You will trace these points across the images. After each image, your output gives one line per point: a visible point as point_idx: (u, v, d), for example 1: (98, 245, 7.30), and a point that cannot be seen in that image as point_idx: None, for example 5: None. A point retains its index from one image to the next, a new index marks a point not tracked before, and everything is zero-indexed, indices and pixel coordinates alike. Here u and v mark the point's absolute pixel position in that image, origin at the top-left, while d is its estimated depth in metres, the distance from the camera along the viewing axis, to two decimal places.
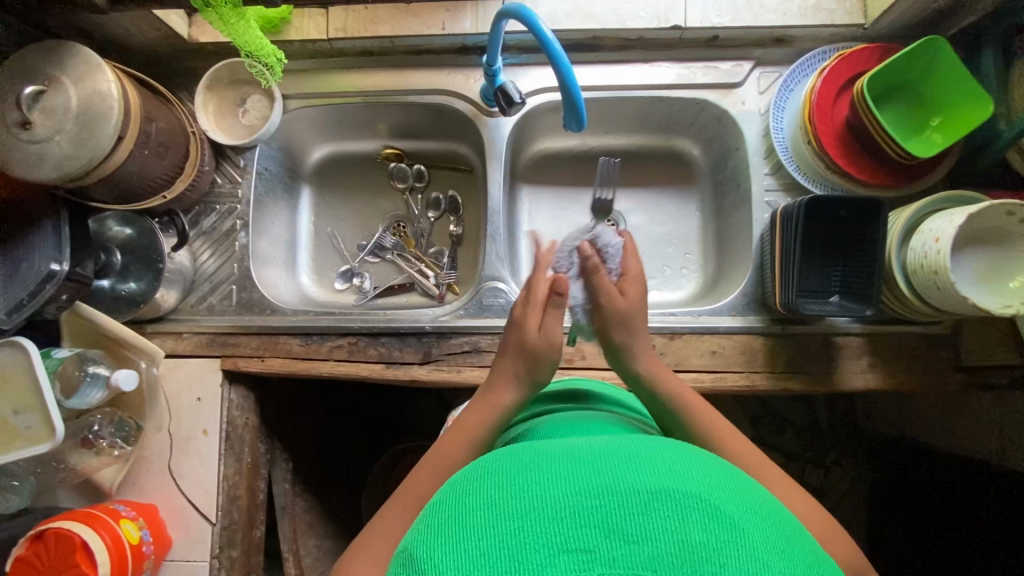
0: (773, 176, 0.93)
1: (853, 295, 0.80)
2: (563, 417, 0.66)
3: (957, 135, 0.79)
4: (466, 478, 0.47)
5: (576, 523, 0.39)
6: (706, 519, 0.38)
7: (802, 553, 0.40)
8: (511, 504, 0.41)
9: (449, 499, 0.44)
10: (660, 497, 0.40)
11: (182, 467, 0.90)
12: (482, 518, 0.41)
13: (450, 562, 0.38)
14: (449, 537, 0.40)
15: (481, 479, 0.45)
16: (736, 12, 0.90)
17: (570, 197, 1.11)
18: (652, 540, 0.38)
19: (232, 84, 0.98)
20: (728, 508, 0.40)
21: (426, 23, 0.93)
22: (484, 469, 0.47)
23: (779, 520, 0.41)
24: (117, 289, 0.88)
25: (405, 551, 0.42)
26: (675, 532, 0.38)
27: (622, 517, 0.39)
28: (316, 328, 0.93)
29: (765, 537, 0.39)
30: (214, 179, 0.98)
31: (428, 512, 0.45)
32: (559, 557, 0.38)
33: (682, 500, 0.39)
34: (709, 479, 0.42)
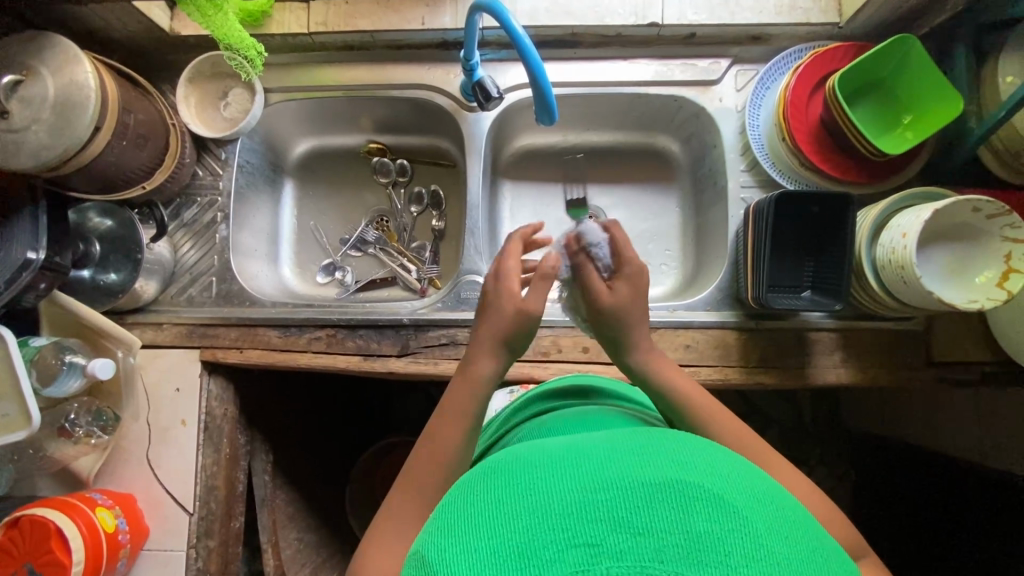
0: (749, 173, 0.93)
1: (824, 289, 0.81)
2: (547, 419, 0.66)
3: (929, 131, 0.80)
4: (474, 480, 0.47)
5: (583, 518, 0.39)
6: (710, 509, 0.39)
7: (807, 539, 0.40)
8: (520, 504, 0.41)
9: (458, 500, 0.45)
10: (663, 487, 0.40)
11: (160, 456, 0.91)
12: (491, 519, 0.41)
13: (462, 563, 0.38)
14: (460, 539, 0.40)
15: (489, 480, 0.46)
16: (712, 9, 0.90)
17: (552, 194, 1.12)
18: (657, 531, 0.38)
19: (213, 77, 0.98)
20: (731, 497, 0.40)
21: (406, 18, 0.94)
22: (491, 470, 0.48)
23: (782, 507, 0.42)
24: (97, 279, 0.89)
25: (417, 554, 0.43)
26: (678, 521, 0.38)
27: (627, 509, 0.39)
28: (295, 320, 0.93)
29: (768, 524, 0.39)
30: (194, 171, 0.99)
31: (438, 514, 0.45)
32: (568, 552, 0.38)
33: (685, 490, 0.40)
34: (711, 468, 0.43)
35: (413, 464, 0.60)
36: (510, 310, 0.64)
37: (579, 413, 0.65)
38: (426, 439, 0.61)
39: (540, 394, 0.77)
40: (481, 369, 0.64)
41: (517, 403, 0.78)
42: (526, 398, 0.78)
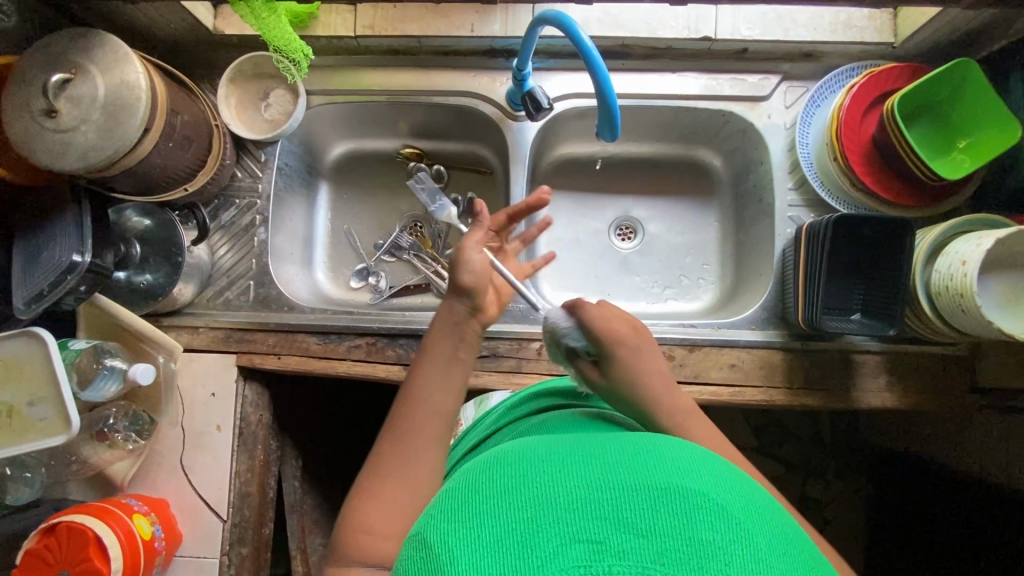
0: (796, 191, 0.93)
1: (875, 313, 0.81)
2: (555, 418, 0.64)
3: (985, 158, 0.80)
4: (479, 471, 0.46)
5: (587, 514, 0.38)
6: (713, 519, 0.37)
7: (805, 559, 0.39)
8: (525, 494, 0.40)
9: (462, 490, 0.44)
10: (669, 493, 0.39)
11: (195, 462, 0.89)
12: (493, 505, 0.40)
13: (463, 547, 0.38)
14: (462, 523, 0.40)
15: (495, 470, 0.45)
16: (767, 25, 0.90)
17: (591, 205, 1.11)
18: (660, 534, 0.37)
19: (255, 77, 0.97)
20: (735, 510, 0.39)
21: (456, 25, 0.93)
22: (495, 462, 0.47)
23: (785, 528, 0.41)
24: (133, 280, 0.88)
25: (417, 536, 0.42)
26: (683, 526, 0.37)
27: (632, 509, 0.38)
28: (333, 327, 0.92)
29: (768, 539, 0.38)
30: (234, 172, 0.97)
31: (442, 500, 0.45)
32: (570, 547, 0.36)
33: (691, 497, 0.39)
34: (718, 480, 0.42)
35: (393, 416, 0.62)
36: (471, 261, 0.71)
37: (585, 415, 0.64)
38: (405, 390, 0.64)
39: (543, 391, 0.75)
40: (450, 309, 0.68)
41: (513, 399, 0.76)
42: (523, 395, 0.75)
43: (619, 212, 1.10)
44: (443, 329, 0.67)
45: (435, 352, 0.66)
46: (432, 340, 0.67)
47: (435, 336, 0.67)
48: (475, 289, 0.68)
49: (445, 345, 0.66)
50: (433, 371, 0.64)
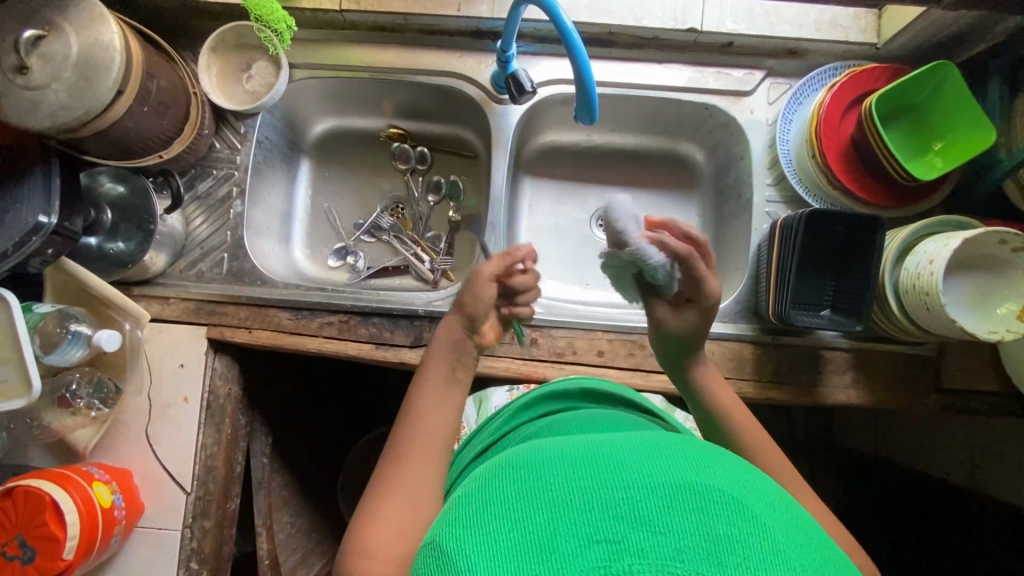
0: (775, 187, 0.93)
1: (844, 309, 0.82)
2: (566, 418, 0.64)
3: (960, 160, 0.80)
4: (494, 475, 0.46)
5: (604, 514, 0.38)
6: (729, 513, 0.38)
7: (821, 550, 0.39)
8: (543, 498, 0.40)
9: (479, 493, 0.44)
10: (684, 491, 0.39)
11: (160, 433, 0.88)
12: (514, 511, 0.40)
13: (481, 553, 0.38)
14: (479, 531, 0.39)
15: (510, 474, 0.44)
16: (752, 19, 0.90)
17: (573, 194, 1.11)
18: (679, 530, 0.36)
19: (238, 47, 0.96)
20: (750, 503, 0.39)
21: (443, 4, 0.92)
22: (511, 465, 0.47)
23: (797, 519, 0.41)
24: (104, 247, 0.86)
25: (434, 545, 0.42)
26: (698, 523, 0.37)
27: (650, 508, 0.38)
28: (307, 303, 0.91)
29: (786, 531, 0.38)
30: (212, 143, 0.96)
31: (458, 508, 0.44)
32: (590, 548, 0.36)
33: (703, 493, 0.39)
34: (730, 475, 0.42)
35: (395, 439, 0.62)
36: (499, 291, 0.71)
37: (593, 417, 0.63)
38: (403, 413, 0.64)
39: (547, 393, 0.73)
40: (446, 336, 0.68)
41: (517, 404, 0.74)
42: (533, 395, 0.74)
43: (600, 203, 1.10)
44: (439, 352, 0.67)
45: (430, 374, 0.66)
46: (431, 359, 0.68)
47: (433, 354, 0.68)
48: (484, 312, 0.67)
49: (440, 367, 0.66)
50: (431, 394, 0.65)
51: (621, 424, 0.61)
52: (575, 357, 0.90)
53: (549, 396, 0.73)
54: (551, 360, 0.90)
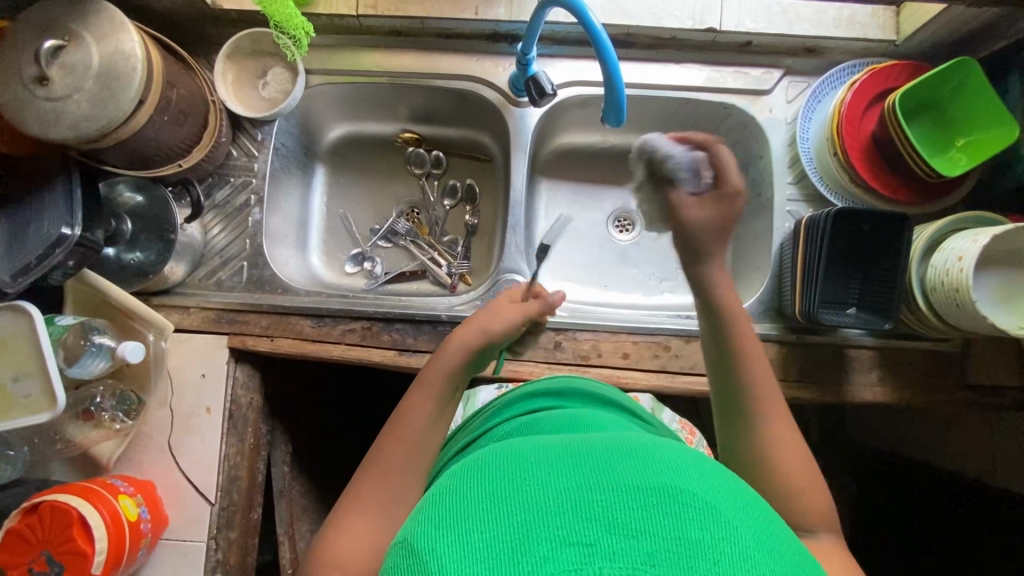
0: (795, 186, 0.93)
1: (871, 307, 0.82)
2: (546, 419, 0.63)
3: (984, 155, 0.80)
4: (467, 474, 0.45)
5: (576, 516, 0.37)
6: (702, 516, 0.37)
7: (792, 555, 0.39)
8: (515, 498, 0.39)
9: (450, 492, 0.43)
10: (661, 494, 0.38)
11: (183, 444, 0.88)
12: (483, 511, 0.39)
13: (452, 553, 0.37)
14: (450, 530, 0.38)
15: (484, 474, 0.43)
16: (771, 18, 0.90)
17: (589, 196, 1.11)
18: (651, 534, 0.36)
19: (254, 54, 0.95)
20: (723, 506, 0.39)
21: (460, 7, 0.91)
22: (488, 463, 0.46)
23: (771, 525, 0.41)
24: (123, 258, 0.85)
25: (405, 543, 0.40)
26: (673, 526, 0.36)
27: (624, 511, 0.37)
28: (328, 310, 0.91)
29: (759, 535, 0.38)
30: (229, 151, 0.95)
31: (430, 506, 0.43)
32: (561, 550, 0.36)
33: (679, 496, 0.38)
34: (707, 478, 0.41)
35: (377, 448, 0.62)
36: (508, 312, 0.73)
37: (575, 417, 0.62)
38: (393, 420, 0.64)
39: (530, 393, 0.73)
40: (453, 353, 0.67)
41: (501, 403, 0.74)
42: (519, 394, 0.74)
43: (617, 204, 1.11)
44: (443, 368, 0.66)
45: (425, 391, 0.65)
46: (436, 375, 0.66)
47: (437, 366, 0.67)
48: (497, 345, 0.71)
49: (437, 389, 0.66)
50: (426, 408, 0.64)
51: (603, 423, 0.61)
52: (599, 360, 0.89)
53: (531, 395, 0.73)
54: (574, 364, 0.89)
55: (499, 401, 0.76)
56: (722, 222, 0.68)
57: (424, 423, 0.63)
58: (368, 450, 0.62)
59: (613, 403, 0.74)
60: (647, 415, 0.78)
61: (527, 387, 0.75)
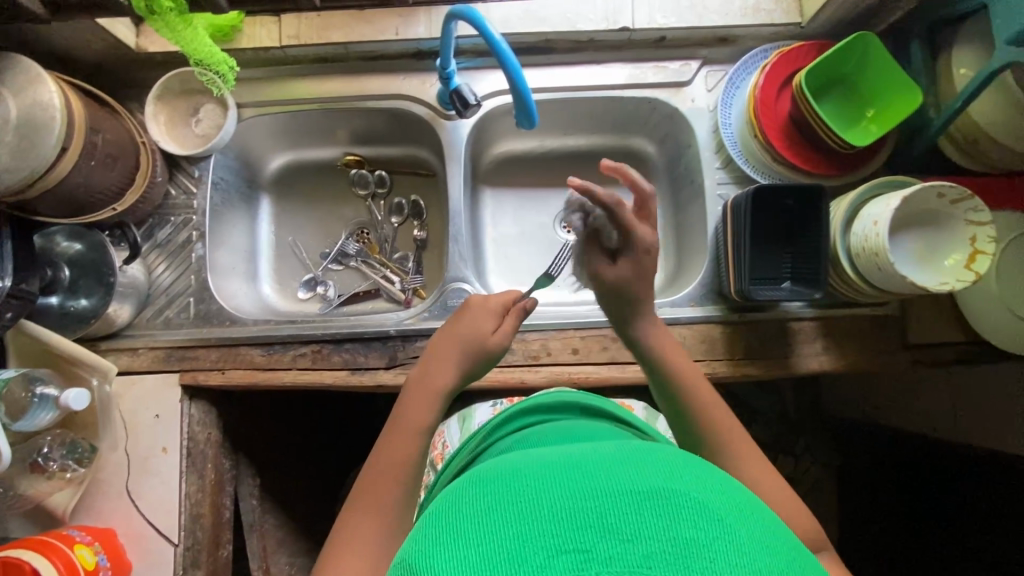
0: (724, 170, 0.96)
1: (803, 279, 0.83)
2: (542, 431, 0.65)
3: (892, 124, 0.84)
4: (462, 488, 0.45)
5: (573, 524, 0.37)
6: (696, 516, 0.38)
7: (790, 553, 0.39)
8: (511, 511, 0.39)
9: (445, 506, 0.43)
10: (655, 496, 0.39)
11: (141, 487, 0.87)
12: (476, 524, 0.39)
13: (451, 566, 0.36)
14: (448, 544, 0.38)
15: (478, 486, 0.43)
16: (680, 13, 0.93)
17: (534, 200, 1.13)
18: (647, 537, 0.37)
19: (184, 93, 0.97)
20: (716, 505, 0.39)
21: (380, 29, 0.94)
22: (482, 476, 0.46)
23: (766, 519, 0.41)
24: (66, 306, 0.86)
25: (402, 563, 0.40)
26: (667, 527, 0.37)
27: (618, 515, 0.38)
28: (277, 338, 0.91)
29: (752, 532, 0.38)
30: (167, 190, 0.96)
31: (426, 521, 0.43)
32: (558, 558, 0.36)
33: (671, 497, 0.39)
34: (702, 479, 0.42)
35: (363, 481, 0.65)
36: (486, 332, 0.73)
37: (568, 430, 0.64)
38: (379, 451, 0.67)
39: (527, 408, 0.74)
40: (435, 385, 0.70)
41: (499, 418, 0.75)
42: (512, 411, 0.75)
43: (562, 205, 1.13)
44: (419, 403, 0.69)
45: (407, 425, 0.68)
46: (414, 408, 0.69)
47: (412, 399, 0.69)
48: (476, 374, 0.75)
49: (427, 419, 0.68)
50: (416, 441, 0.67)
51: (594, 433, 0.62)
52: (550, 358, 0.91)
53: (525, 411, 0.74)
54: (526, 364, 0.90)
55: (495, 419, 0.77)
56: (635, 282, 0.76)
57: (416, 455, 0.66)
58: (355, 483, 0.65)
59: (603, 411, 0.75)
60: (633, 418, 0.79)
61: (524, 402, 0.77)
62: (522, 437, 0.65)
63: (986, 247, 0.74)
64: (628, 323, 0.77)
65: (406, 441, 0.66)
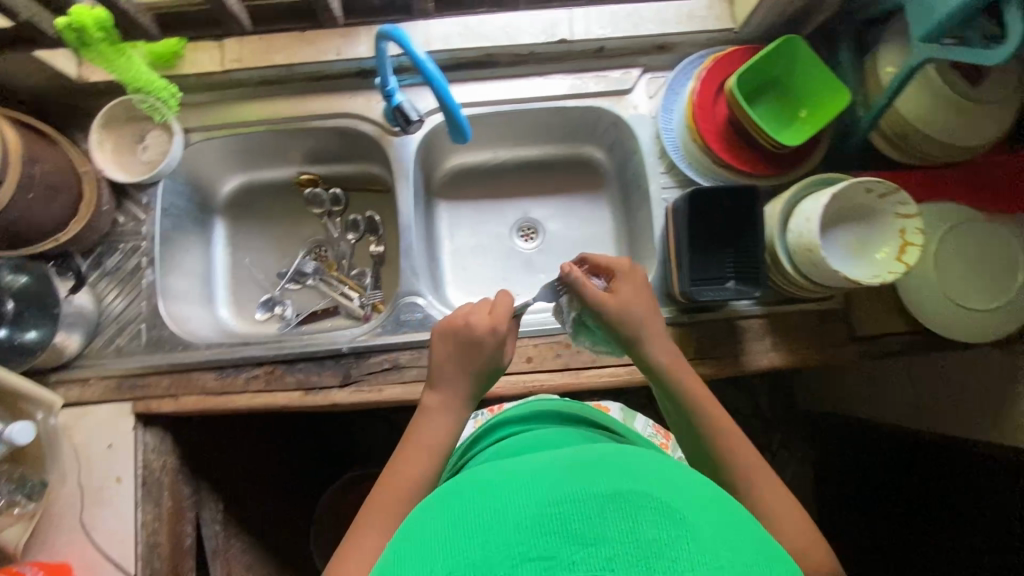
0: (668, 174, 0.97)
1: (746, 276, 0.85)
2: (524, 437, 0.66)
3: (823, 122, 0.86)
4: (438, 503, 0.48)
5: (540, 531, 0.40)
6: (657, 517, 0.40)
7: (752, 547, 0.41)
8: (481, 524, 0.42)
9: (423, 523, 0.45)
10: (617, 501, 0.41)
11: (96, 519, 0.86)
12: (447, 542, 0.41)
13: None
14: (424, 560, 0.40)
15: (454, 502, 0.46)
16: (616, 23, 0.95)
17: (490, 211, 1.14)
18: (610, 540, 0.39)
19: (129, 121, 0.97)
20: (677, 506, 0.42)
21: (323, 50, 0.95)
22: (458, 490, 0.48)
23: (728, 515, 0.44)
24: (14, 339, 0.83)
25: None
26: (630, 530, 0.39)
27: (582, 521, 0.40)
28: (230, 361, 0.91)
29: (713, 530, 0.41)
30: (115, 218, 0.96)
31: (406, 537, 0.45)
32: (526, 565, 0.38)
33: (632, 500, 0.41)
34: (665, 484, 0.44)
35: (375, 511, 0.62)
36: (500, 354, 0.72)
37: (545, 436, 0.65)
38: (387, 478, 0.64)
39: (509, 417, 0.75)
40: (456, 415, 0.69)
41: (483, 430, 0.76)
42: (492, 422, 0.76)
43: (518, 215, 1.14)
44: (442, 433, 0.68)
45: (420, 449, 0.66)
46: (436, 436, 0.67)
47: (436, 430, 0.68)
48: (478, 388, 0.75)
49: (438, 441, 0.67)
50: (426, 464, 0.65)
51: (569, 438, 0.64)
52: (504, 368, 0.91)
53: (508, 420, 0.74)
54: None
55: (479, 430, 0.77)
56: (636, 303, 0.74)
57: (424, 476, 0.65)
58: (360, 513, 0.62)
59: (580, 416, 0.75)
60: (613, 421, 0.79)
61: (510, 410, 0.77)
62: (513, 443, 0.66)
63: (914, 239, 0.76)
64: (638, 346, 0.74)
65: (414, 465, 0.65)
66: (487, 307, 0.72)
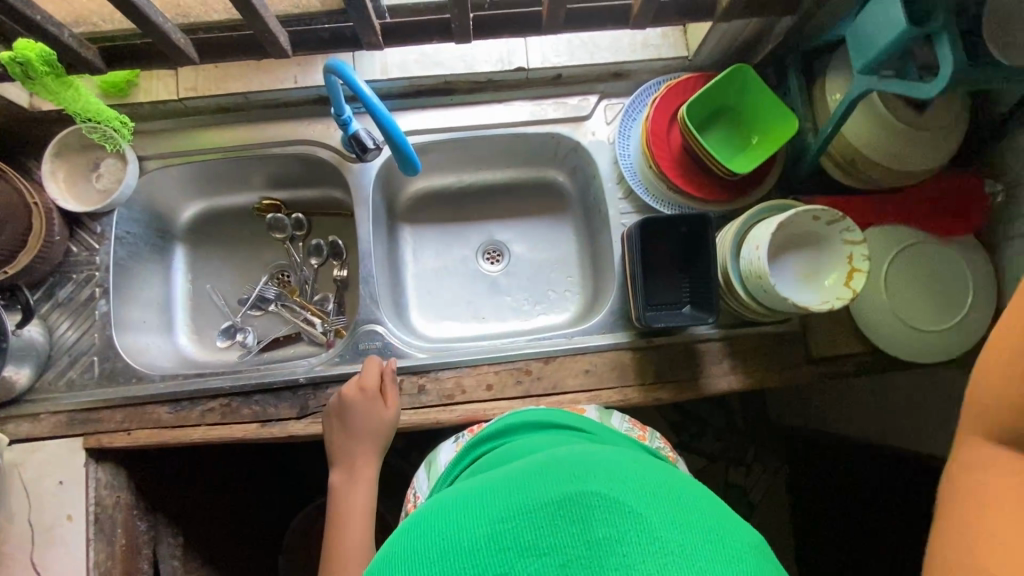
0: (626, 200, 0.98)
1: (699, 302, 0.86)
2: (490, 458, 0.65)
3: (773, 150, 0.87)
4: (396, 536, 0.46)
5: (491, 548, 0.39)
6: (606, 515, 0.40)
7: (711, 523, 0.41)
8: (435, 549, 0.41)
9: (380, 558, 0.44)
10: (567, 506, 0.40)
11: (45, 560, 0.83)
12: (405, 568, 0.41)
13: None
14: None
15: (410, 531, 0.45)
16: (572, 52, 0.97)
17: (455, 234, 1.14)
18: (562, 546, 0.38)
19: (83, 149, 0.96)
20: (626, 498, 0.41)
21: (280, 78, 0.96)
22: (414, 521, 0.47)
23: (686, 495, 0.43)
24: None
25: None
26: (582, 532, 0.39)
27: (533, 532, 0.39)
28: (185, 393, 0.89)
29: (668, 515, 0.40)
30: (67, 248, 0.94)
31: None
32: None
33: (580, 501, 0.41)
34: (617, 477, 0.44)
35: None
36: (382, 413, 0.85)
37: (512, 449, 0.64)
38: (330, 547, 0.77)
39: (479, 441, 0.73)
40: (366, 474, 0.83)
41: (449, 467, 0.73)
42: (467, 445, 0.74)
43: (483, 238, 1.14)
44: (359, 492, 0.81)
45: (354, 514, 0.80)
46: (356, 498, 0.81)
47: (353, 494, 0.81)
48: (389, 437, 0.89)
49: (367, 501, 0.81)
50: (361, 525, 0.79)
51: (536, 445, 0.62)
52: (465, 397, 0.90)
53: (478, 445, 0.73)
54: (441, 403, 0.90)
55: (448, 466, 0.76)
56: None
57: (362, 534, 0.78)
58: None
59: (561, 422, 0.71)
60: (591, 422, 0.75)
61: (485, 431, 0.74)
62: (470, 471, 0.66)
63: (862, 265, 0.77)
64: None
65: (356, 530, 0.78)
66: (358, 377, 0.87)
